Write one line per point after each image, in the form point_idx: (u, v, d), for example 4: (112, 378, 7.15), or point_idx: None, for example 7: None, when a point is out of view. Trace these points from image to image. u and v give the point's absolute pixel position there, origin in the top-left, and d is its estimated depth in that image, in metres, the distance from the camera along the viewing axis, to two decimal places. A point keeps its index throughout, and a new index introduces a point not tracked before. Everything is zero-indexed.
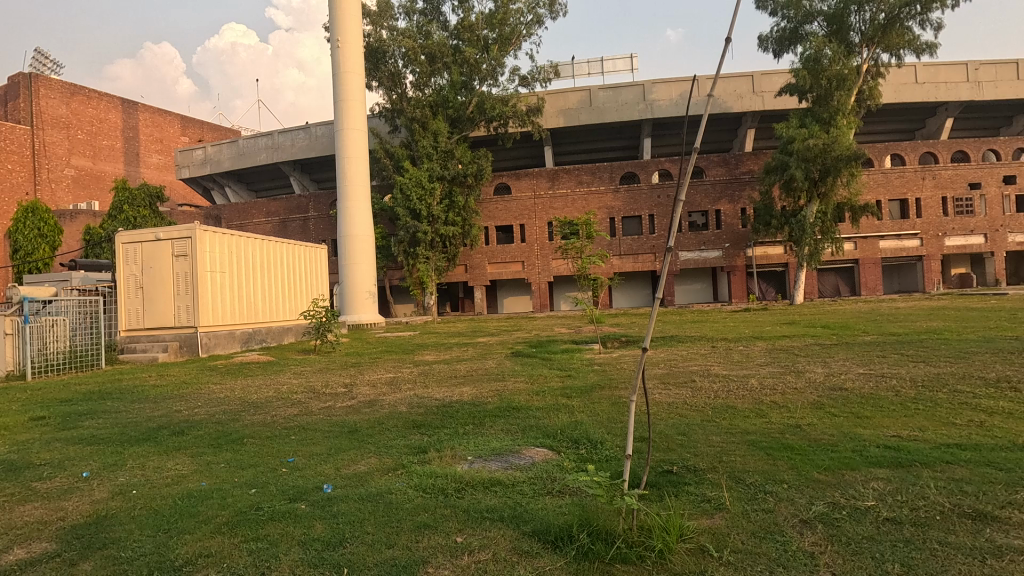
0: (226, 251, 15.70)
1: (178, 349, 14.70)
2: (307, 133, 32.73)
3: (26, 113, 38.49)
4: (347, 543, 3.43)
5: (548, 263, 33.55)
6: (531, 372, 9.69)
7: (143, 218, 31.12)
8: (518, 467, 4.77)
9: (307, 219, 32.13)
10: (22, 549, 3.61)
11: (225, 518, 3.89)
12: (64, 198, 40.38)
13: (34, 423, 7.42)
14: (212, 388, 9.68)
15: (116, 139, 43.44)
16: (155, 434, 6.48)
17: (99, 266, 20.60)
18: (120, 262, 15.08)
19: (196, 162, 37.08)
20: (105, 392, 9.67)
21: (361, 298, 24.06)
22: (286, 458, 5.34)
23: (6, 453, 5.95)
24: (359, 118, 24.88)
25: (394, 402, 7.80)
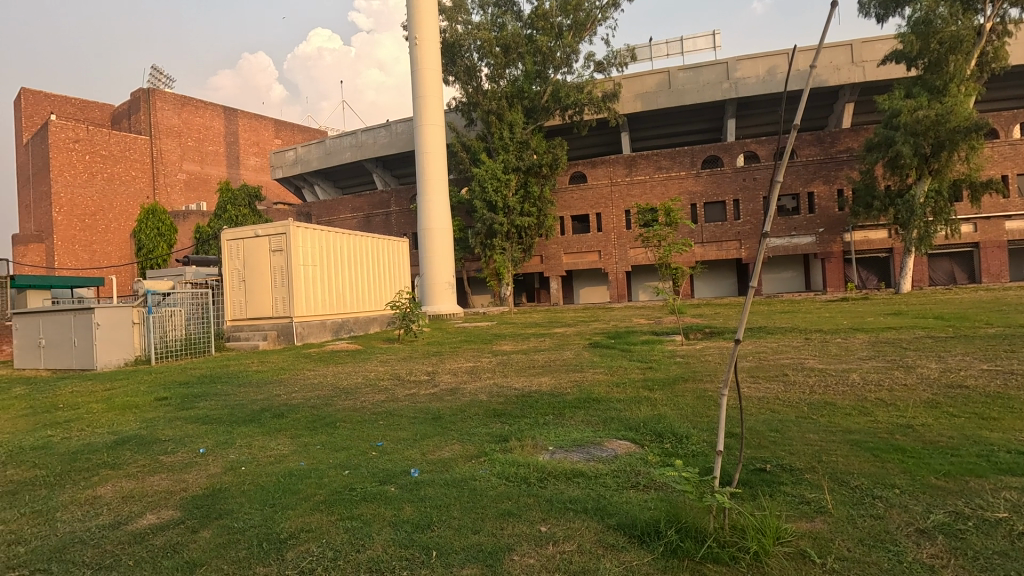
0: (317, 245, 16.68)
1: (277, 337, 15.84)
2: (388, 130, 33.94)
3: (145, 125, 42.85)
4: (436, 526, 3.54)
5: (625, 252, 32.83)
6: (610, 363, 9.56)
7: (244, 217, 33.74)
8: (600, 459, 4.70)
9: (389, 214, 33.44)
10: (153, 515, 4.04)
11: (322, 496, 4.14)
12: (178, 200, 44.62)
13: (159, 403, 8.30)
14: (307, 374, 10.35)
15: (220, 144, 47.31)
16: (259, 416, 7.03)
17: (208, 261, 22.57)
18: (226, 257, 16.45)
19: (288, 162, 39.58)
20: (216, 376, 10.62)
21: (440, 289, 24.76)
22: (376, 442, 5.60)
23: (137, 429, 6.70)
24: (436, 112, 25.44)
25: (475, 390, 7.99)
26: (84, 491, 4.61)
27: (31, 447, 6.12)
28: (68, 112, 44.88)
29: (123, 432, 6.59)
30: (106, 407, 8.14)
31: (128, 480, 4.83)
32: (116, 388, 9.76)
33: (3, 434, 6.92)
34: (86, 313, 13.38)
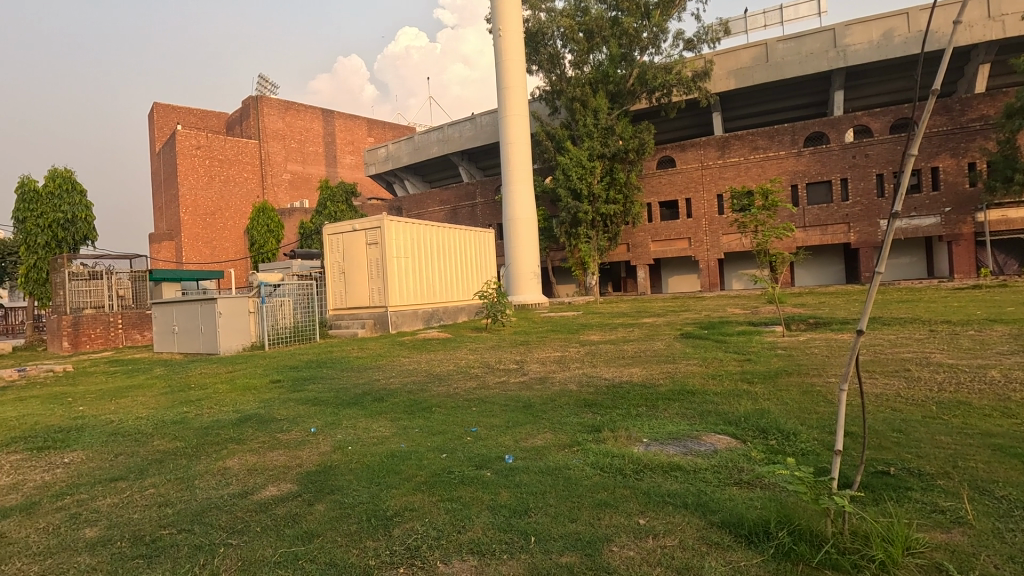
0: (409, 238, 17.40)
1: (373, 325, 16.72)
2: (473, 123, 34.52)
3: (255, 130, 46.69)
4: (533, 513, 3.58)
5: (718, 239, 31.26)
6: (704, 354, 9.18)
7: (342, 212, 35.83)
8: (699, 453, 4.54)
9: (474, 205, 34.10)
10: (274, 487, 4.41)
11: (423, 478, 4.32)
12: (284, 198, 48.26)
13: (273, 385, 9.09)
14: (402, 360, 10.87)
15: (319, 145, 50.56)
16: (361, 399, 7.49)
17: (311, 255, 24.22)
18: (327, 250, 17.61)
19: (380, 159, 41.53)
20: (321, 361, 11.43)
21: (526, 279, 24.94)
22: (470, 428, 5.76)
23: (256, 408, 7.38)
24: (520, 103, 25.51)
25: (564, 379, 8.01)
26: (216, 462, 5.14)
27: (172, 421, 6.92)
28: (192, 122, 49.89)
29: (246, 410, 7.27)
30: (230, 388, 9.01)
31: (251, 455, 5.31)
32: (237, 371, 10.78)
33: (149, 408, 7.87)
34: (209, 303, 14.81)
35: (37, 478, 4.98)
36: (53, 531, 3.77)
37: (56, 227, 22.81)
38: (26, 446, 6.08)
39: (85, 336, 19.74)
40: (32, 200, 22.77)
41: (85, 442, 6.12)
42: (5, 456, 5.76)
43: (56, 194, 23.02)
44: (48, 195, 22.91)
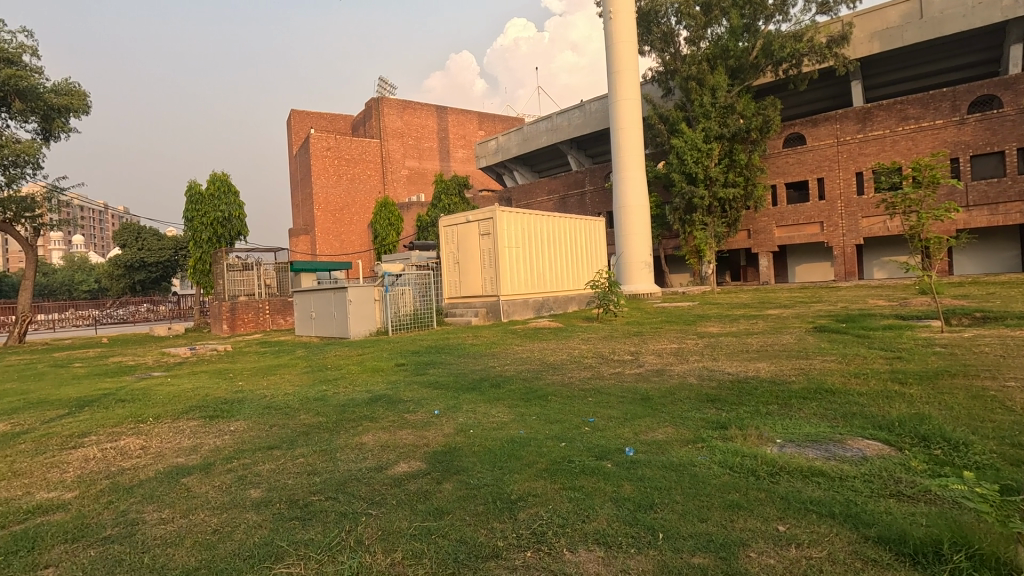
0: (520, 228, 17.72)
1: (486, 314, 17.23)
2: (582, 110, 34.07)
3: (376, 130, 50.01)
4: (659, 508, 3.47)
5: (856, 222, 28.13)
6: (844, 350, 8.30)
7: (455, 204, 37.26)
8: (843, 459, 4.12)
9: (583, 193, 33.73)
10: (405, 464, 4.71)
11: (544, 464, 4.37)
12: (402, 193, 51.17)
13: (398, 367, 9.73)
14: (516, 348, 11.10)
15: (434, 140, 53.02)
16: (480, 384, 7.78)
17: (428, 246, 25.50)
18: (443, 241, 18.49)
19: (491, 151, 42.54)
20: (440, 347, 12.02)
21: (637, 268, 24.30)
22: (587, 418, 5.72)
23: (386, 388, 7.97)
24: (632, 86, 24.73)
25: (683, 372, 7.67)
26: (353, 437, 5.59)
27: (314, 397, 7.65)
28: (323, 125, 54.50)
29: (377, 390, 7.87)
30: (361, 369, 9.78)
31: (383, 432, 5.71)
32: (367, 354, 11.72)
33: (295, 385, 8.79)
34: (342, 291, 16.11)
35: (212, 442, 5.77)
36: (227, 489, 4.33)
37: (217, 224, 26.09)
38: (201, 413, 7.08)
39: (240, 320, 22.45)
40: (198, 201, 26.16)
41: (246, 413, 6.97)
42: (187, 421, 6.74)
43: (216, 195, 26.32)
44: (210, 196, 26.24)
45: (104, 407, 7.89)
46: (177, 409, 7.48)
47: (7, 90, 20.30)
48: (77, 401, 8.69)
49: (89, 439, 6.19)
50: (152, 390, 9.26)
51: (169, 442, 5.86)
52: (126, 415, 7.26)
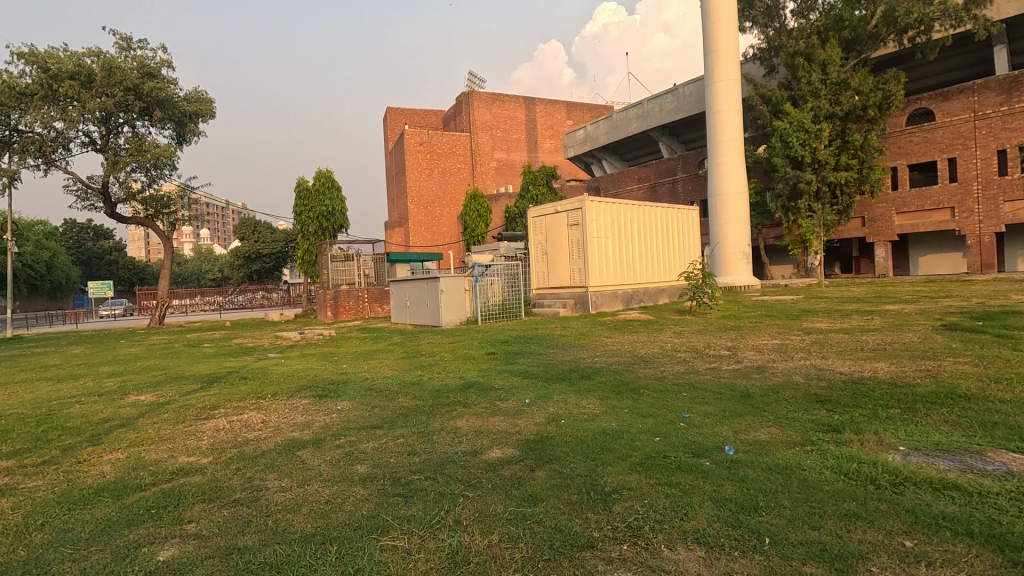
0: (609, 218, 17.44)
1: (574, 305, 17.16)
2: (675, 94, 32.70)
3: (467, 124, 51.23)
4: (764, 512, 3.29)
5: (996, 207, 24.80)
6: (981, 352, 7.36)
7: (543, 195, 37.29)
8: (983, 473, 3.67)
9: (675, 181, 32.45)
10: (498, 450, 4.81)
11: (637, 458, 4.29)
12: (491, 185, 52.03)
13: (489, 356, 9.97)
14: (605, 340, 10.97)
15: (522, 132, 53.41)
16: (569, 375, 7.78)
17: (515, 237, 25.75)
18: (532, 232, 18.68)
19: (579, 141, 42.08)
20: (528, 336, 12.13)
21: (734, 260, 23.04)
22: (682, 414, 5.54)
23: (477, 376, 8.21)
24: (731, 66, 23.37)
25: (787, 370, 7.19)
26: (449, 421, 5.80)
27: (411, 381, 8.04)
28: (416, 121, 56.64)
29: (469, 377, 8.13)
30: (454, 356, 10.13)
31: (477, 418, 5.88)
32: (458, 341, 12.10)
33: (393, 369, 9.28)
34: (434, 281, 16.68)
35: (322, 419, 6.25)
36: (336, 464, 4.67)
37: (322, 217, 28.01)
38: (312, 392, 7.69)
39: (343, 307, 23.83)
40: (305, 196, 28.21)
41: (351, 393, 7.48)
42: (300, 399, 7.35)
43: (321, 190, 28.20)
44: (316, 192, 28.18)
45: (230, 384, 8.79)
46: (291, 388, 8.17)
47: (149, 101, 22.96)
48: (207, 377, 9.73)
49: (219, 412, 6.93)
50: (269, 369, 10.19)
51: (286, 418, 6.42)
52: (248, 392, 8.06)
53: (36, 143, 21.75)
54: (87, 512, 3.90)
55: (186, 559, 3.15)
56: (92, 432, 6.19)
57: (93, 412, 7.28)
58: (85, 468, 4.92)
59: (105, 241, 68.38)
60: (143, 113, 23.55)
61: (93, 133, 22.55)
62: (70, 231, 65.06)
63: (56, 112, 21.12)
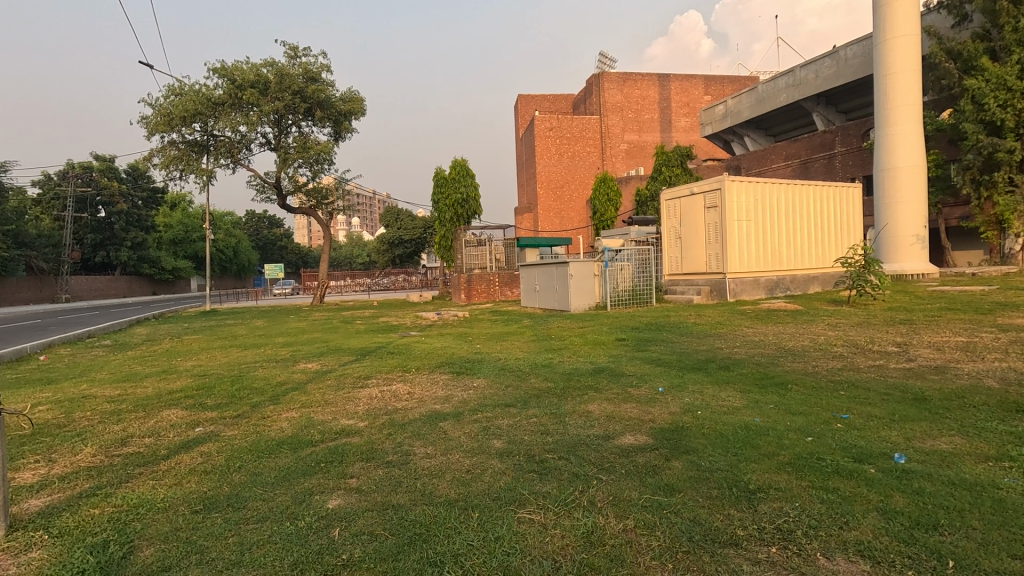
0: (753, 199, 16.18)
1: (710, 293, 16.29)
2: (834, 58, 29.11)
3: (597, 106, 50.43)
4: (948, 531, 2.87)
5: None
6: None
7: (677, 176, 35.53)
8: None
9: (832, 156, 28.99)
10: (631, 436, 4.75)
11: (786, 458, 3.98)
12: (621, 167, 50.74)
13: (619, 342, 9.84)
14: (746, 330, 10.26)
15: (654, 111, 51.36)
16: (706, 365, 7.39)
17: (647, 221, 24.90)
18: (665, 216, 18.04)
19: (718, 117, 39.40)
20: (660, 324, 11.75)
21: (905, 244, 20.10)
22: (839, 414, 5.00)
23: (608, 361, 8.14)
24: (909, 19, 20.22)
25: (976, 372, 6.15)
26: (580, 405, 5.85)
27: (542, 364, 8.22)
28: (546, 107, 57.04)
29: (599, 362, 8.10)
30: (584, 341, 10.14)
31: (608, 403, 5.85)
32: (588, 326, 12.09)
33: (524, 351, 9.56)
34: (564, 266, 16.76)
35: (460, 394, 6.64)
36: (475, 437, 4.93)
37: (457, 204, 29.48)
38: (451, 369, 8.21)
39: (475, 290, 25.04)
40: (443, 185, 29.84)
41: (486, 372, 7.86)
42: (440, 374, 7.91)
43: (456, 178, 29.60)
44: (452, 180, 29.65)
45: (380, 358, 9.68)
46: (432, 363, 8.81)
47: (312, 102, 25.82)
48: (360, 350, 10.79)
49: (372, 381, 7.70)
50: (412, 346, 11.05)
51: (428, 391, 6.93)
52: (395, 365, 8.84)
53: (227, 145, 25.52)
54: (271, 460, 4.56)
55: (349, 509, 3.55)
56: (273, 393, 7.22)
57: (272, 375, 8.48)
58: (269, 423, 5.75)
59: (277, 229, 78.73)
60: (307, 114, 26.49)
61: (269, 134, 25.91)
62: (251, 220, 75.84)
63: (241, 117, 24.51)
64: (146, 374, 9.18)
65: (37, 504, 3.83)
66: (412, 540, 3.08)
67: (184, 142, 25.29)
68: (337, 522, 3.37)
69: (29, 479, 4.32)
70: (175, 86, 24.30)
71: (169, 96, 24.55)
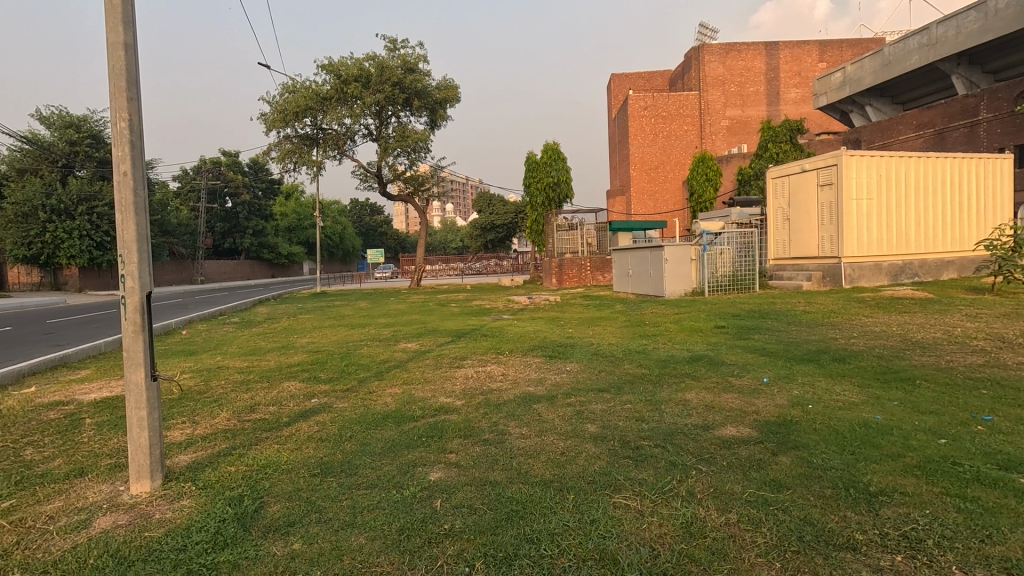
0: (875, 175, 14.63)
1: (822, 278, 15.08)
2: (980, 10, 25.35)
3: (696, 81, 47.89)
4: None
5: None
6: None
7: (785, 153, 32.93)
8: None
9: (975, 124, 25.35)
10: (732, 428, 4.53)
11: (914, 461, 3.60)
12: (721, 145, 47.92)
13: (719, 329, 9.40)
14: (864, 319, 9.37)
15: (760, 83, 47.92)
16: (818, 356, 6.86)
17: (750, 202, 23.35)
18: (771, 195, 16.89)
19: (835, 86, 35.89)
20: (764, 311, 11.07)
21: None
22: (980, 415, 4.45)
23: (706, 349, 7.80)
24: None
25: None
26: (677, 393, 5.67)
27: (635, 350, 8.04)
28: (641, 85, 55.06)
29: (697, 350, 7.78)
30: (680, 328, 9.79)
31: (707, 393, 5.62)
32: (684, 313, 11.64)
33: (617, 336, 9.41)
34: (658, 250, 16.26)
35: (553, 377, 6.72)
36: (568, 420, 4.96)
37: (549, 188, 29.40)
38: (543, 352, 8.30)
39: (566, 275, 24.92)
40: (535, 169, 29.89)
41: (578, 356, 7.85)
42: (533, 357, 8.01)
43: (548, 162, 29.46)
44: (544, 164, 29.57)
45: (474, 340, 9.99)
46: (524, 346, 8.92)
47: (410, 92, 26.84)
48: (456, 332, 11.19)
49: (467, 362, 7.98)
50: (505, 329, 11.28)
51: (522, 373, 7.07)
52: (489, 347, 9.06)
53: (334, 138, 27.24)
54: (378, 432, 4.88)
55: (450, 482, 3.72)
56: (377, 369, 7.73)
57: (376, 353, 9.04)
58: (375, 397, 6.16)
59: (378, 216, 83.26)
60: (405, 105, 27.58)
61: (371, 126, 27.31)
62: (355, 208, 80.76)
63: (346, 110, 26.04)
64: (269, 348, 10.17)
65: (186, 459, 4.39)
66: (509, 517, 3.18)
67: (297, 136, 27.31)
68: (438, 494, 3.55)
69: (178, 437, 4.96)
70: (289, 84, 26.21)
71: (284, 94, 26.55)
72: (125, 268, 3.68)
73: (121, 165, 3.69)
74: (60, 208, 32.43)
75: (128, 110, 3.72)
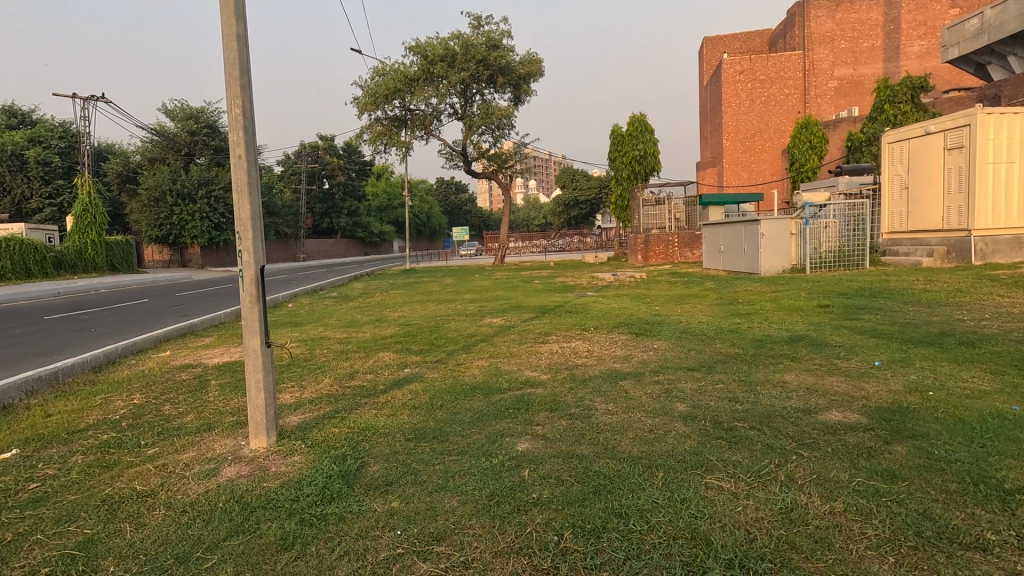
0: (1019, 134, 12.77)
1: (946, 254, 13.54)
2: None
3: (800, 39, 44.01)
4: None
5: None
6: None
7: (904, 114, 29.58)
8: None
9: None
10: (838, 413, 4.22)
11: None
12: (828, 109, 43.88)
13: (822, 308, 8.74)
14: (998, 299, 8.34)
15: (875, 37, 43.29)
16: (940, 339, 6.20)
17: (862, 171, 21.25)
18: (887, 162, 15.29)
19: (969, 34, 31.46)
20: (875, 290, 10.12)
21: None
22: None
23: (807, 329, 7.29)
24: None
25: None
26: (774, 373, 5.38)
27: (728, 329, 7.66)
28: (736, 47, 51.41)
29: (797, 330, 7.29)
30: (778, 306, 9.21)
31: (809, 374, 5.28)
32: (781, 291, 10.93)
33: (708, 315, 9.03)
34: (753, 225, 15.34)
35: (640, 354, 6.58)
36: (656, 398, 4.85)
37: (635, 162, 28.47)
38: (629, 329, 8.15)
39: (652, 251, 24.25)
40: (620, 142, 29.05)
41: (666, 334, 7.62)
42: (619, 334, 7.88)
43: (634, 135, 28.48)
44: (629, 137, 28.63)
45: (558, 316, 9.99)
46: (609, 323, 8.80)
47: (493, 69, 26.89)
48: (540, 308, 11.23)
49: (552, 337, 8.01)
50: (590, 305, 11.16)
51: (607, 349, 6.99)
52: (573, 323, 9.02)
53: (421, 118, 27.96)
54: (466, 402, 5.05)
55: (537, 453, 3.78)
56: (465, 343, 7.96)
57: (463, 328, 9.31)
58: (463, 368, 6.38)
59: (462, 194, 84.72)
60: (489, 82, 27.69)
61: (456, 105, 27.73)
62: (440, 186, 82.66)
63: (432, 90, 26.59)
64: (364, 321, 10.77)
65: (296, 420, 4.78)
66: (596, 490, 3.19)
67: (387, 118, 28.30)
68: (526, 463, 3.62)
69: (289, 400, 5.42)
70: (379, 67, 27.10)
71: (374, 77, 27.51)
72: (242, 244, 4.01)
73: (236, 148, 4.01)
74: (184, 193, 35.91)
75: (241, 96, 4.02)
